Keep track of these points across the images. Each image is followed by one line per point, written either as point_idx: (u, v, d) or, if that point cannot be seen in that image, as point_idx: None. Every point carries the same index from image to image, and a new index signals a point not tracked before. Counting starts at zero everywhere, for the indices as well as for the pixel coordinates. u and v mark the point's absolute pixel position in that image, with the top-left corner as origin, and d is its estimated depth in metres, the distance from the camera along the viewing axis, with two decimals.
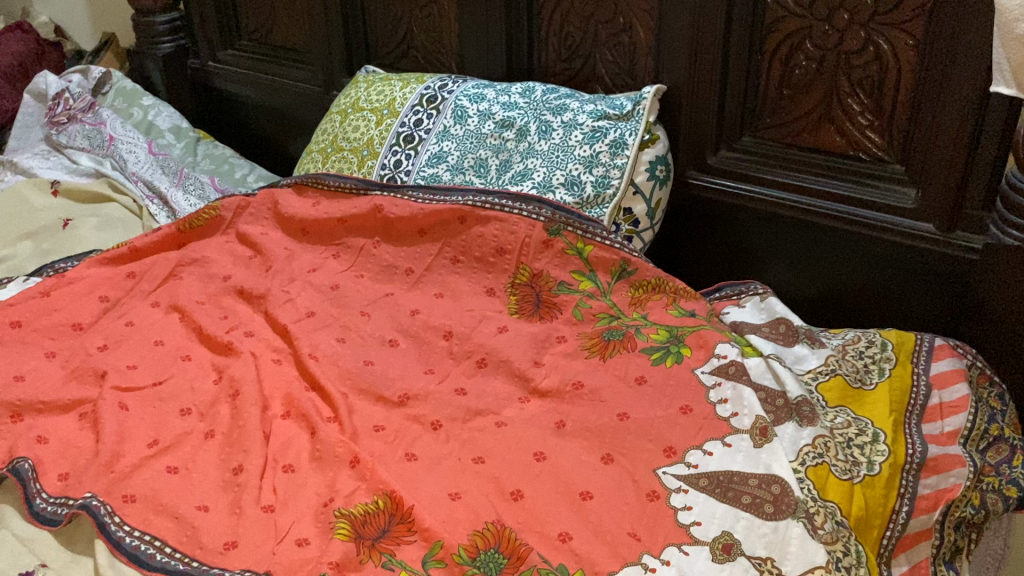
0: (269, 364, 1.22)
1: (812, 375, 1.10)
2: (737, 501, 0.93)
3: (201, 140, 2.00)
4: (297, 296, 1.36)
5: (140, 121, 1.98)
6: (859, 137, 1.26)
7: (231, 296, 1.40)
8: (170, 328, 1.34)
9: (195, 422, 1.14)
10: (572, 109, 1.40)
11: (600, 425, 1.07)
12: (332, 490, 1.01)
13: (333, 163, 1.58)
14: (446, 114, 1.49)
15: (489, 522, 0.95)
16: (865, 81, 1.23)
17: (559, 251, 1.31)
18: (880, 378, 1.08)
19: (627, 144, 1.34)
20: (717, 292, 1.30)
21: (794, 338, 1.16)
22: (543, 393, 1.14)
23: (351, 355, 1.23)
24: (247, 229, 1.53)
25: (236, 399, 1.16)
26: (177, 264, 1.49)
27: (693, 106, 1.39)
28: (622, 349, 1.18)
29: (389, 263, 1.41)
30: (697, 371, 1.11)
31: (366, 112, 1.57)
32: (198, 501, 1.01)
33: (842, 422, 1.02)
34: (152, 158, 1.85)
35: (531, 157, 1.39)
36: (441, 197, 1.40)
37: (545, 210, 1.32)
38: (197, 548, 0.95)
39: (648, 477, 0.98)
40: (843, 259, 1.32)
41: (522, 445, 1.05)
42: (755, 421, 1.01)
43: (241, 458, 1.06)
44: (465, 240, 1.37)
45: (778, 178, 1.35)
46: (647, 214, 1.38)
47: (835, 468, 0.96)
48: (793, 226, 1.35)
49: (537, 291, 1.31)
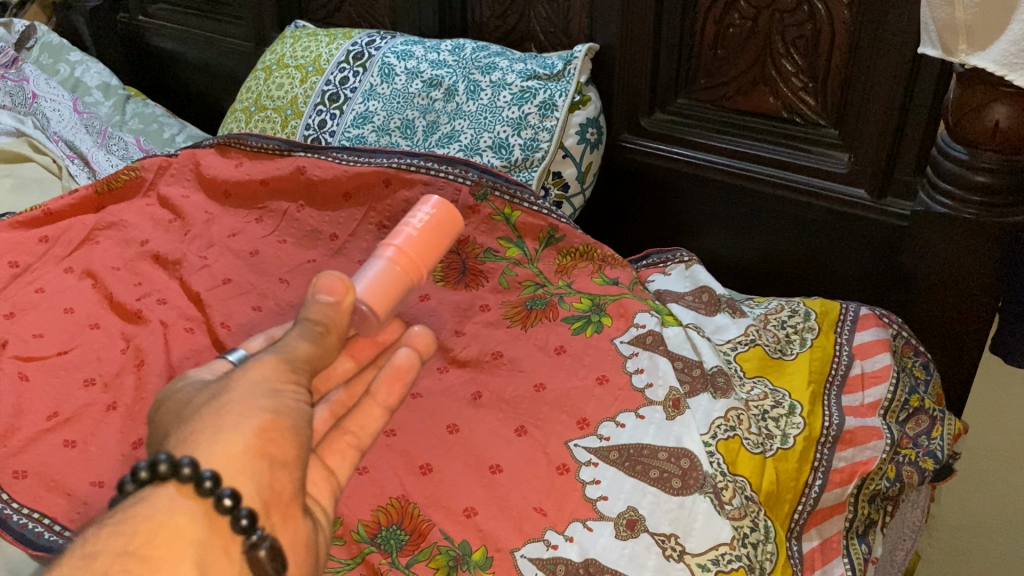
0: (180, 333, 1.17)
1: (730, 345, 1.06)
2: (646, 475, 0.90)
3: (131, 98, 1.91)
4: (214, 262, 1.32)
5: (66, 78, 1.90)
6: (793, 99, 1.23)
7: (148, 262, 1.35)
8: (81, 294, 1.28)
9: (99, 393, 1.09)
10: (501, 68, 1.35)
11: (516, 397, 1.03)
12: None
13: (257, 123, 1.54)
14: (373, 72, 1.44)
15: (394, 497, 0.92)
16: (799, 41, 1.19)
17: (486, 217, 1.27)
18: (801, 348, 1.05)
19: (557, 105, 1.30)
20: (644, 260, 1.27)
21: (716, 307, 1.13)
22: (462, 362, 1.11)
23: (266, 324, 1.19)
24: (168, 192, 1.48)
25: (141, 369, 1.12)
26: (93, 228, 1.43)
27: (626, 65, 1.35)
28: (544, 318, 1.14)
29: (312, 228, 1.36)
30: (616, 341, 1.08)
31: (290, 69, 1.52)
32: (93, 476, 0.97)
33: (758, 394, 0.99)
34: (77, 117, 1.78)
35: (458, 118, 1.34)
36: (366, 159, 1.36)
37: (472, 173, 1.28)
38: (88, 526, 0.91)
39: (560, 450, 0.95)
40: (776, 226, 1.29)
41: (435, 418, 1.02)
42: (669, 392, 0.98)
43: (142, 432, 1.02)
44: (390, 205, 1.31)
45: (712, 141, 1.32)
46: (577, 178, 1.34)
47: (746, 441, 0.93)
48: (727, 191, 1.32)
49: (462, 258, 1.26)
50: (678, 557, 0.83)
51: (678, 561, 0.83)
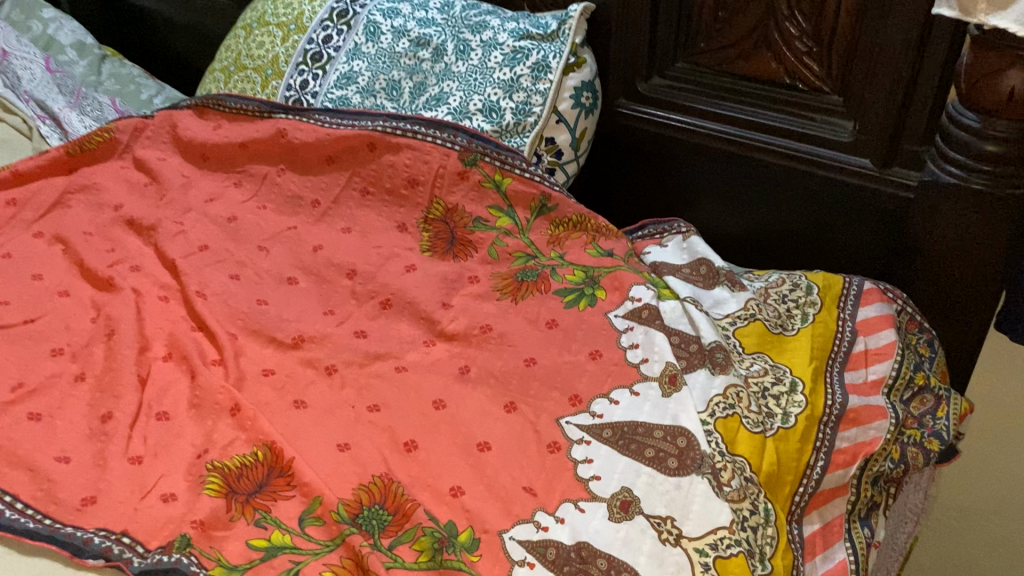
0: (154, 301, 1.12)
1: (729, 320, 1.01)
2: (640, 454, 0.86)
3: (108, 57, 1.83)
4: (191, 228, 1.26)
5: (39, 36, 1.83)
6: (796, 64, 1.17)
7: (121, 227, 1.29)
8: (51, 260, 1.23)
9: (66, 364, 1.04)
10: (492, 28, 1.29)
11: (505, 372, 0.99)
12: (209, 440, 0.93)
13: (236, 83, 1.48)
14: (358, 30, 1.37)
15: (377, 475, 0.88)
16: (804, 2, 1.13)
17: (475, 183, 1.22)
18: (803, 323, 1.01)
19: (551, 67, 1.24)
20: (640, 231, 1.21)
21: (714, 280, 1.08)
22: (449, 336, 1.06)
23: (244, 295, 1.14)
24: (144, 155, 1.42)
25: (111, 339, 1.06)
26: (64, 191, 1.36)
27: (623, 25, 1.28)
28: (535, 290, 1.10)
29: (294, 194, 1.31)
30: (610, 315, 1.04)
31: (272, 27, 1.45)
32: (58, 451, 0.92)
33: (758, 370, 0.95)
34: (49, 76, 1.70)
35: (447, 80, 1.29)
36: (349, 122, 1.30)
37: (461, 137, 1.23)
38: (51, 504, 0.86)
39: (550, 428, 0.91)
40: (774, 197, 1.25)
41: (421, 392, 0.97)
42: (666, 368, 0.94)
43: (111, 405, 0.97)
44: (375, 169, 1.27)
45: (711, 108, 1.27)
46: (571, 144, 1.28)
47: (746, 420, 0.89)
48: (725, 160, 1.27)
49: (451, 228, 1.22)
50: (674, 541, 0.79)
51: (674, 546, 0.78)
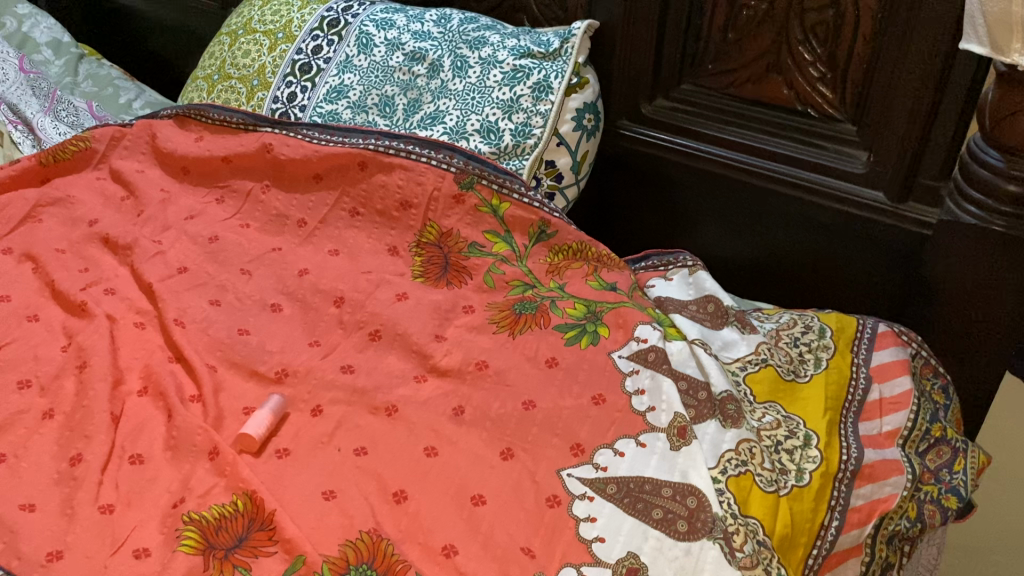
0: (129, 328, 1.05)
1: (739, 364, 0.98)
2: (647, 515, 0.81)
3: (85, 57, 1.76)
4: (169, 248, 1.20)
5: (13, 33, 1.75)
6: (808, 90, 1.12)
7: (96, 245, 1.23)
8: (20, 280, 1.16)
9: (34, 398, 0.97)
10: (491, 44, 1.23)
11: (501, 415, 0.93)
12: (185, 487, 0.86)
13: (220, 93, 1.42)
14: (349, 41, 1.32)
15: (364, 531, 0.81)
16: (819, 27, 1.07)
17: (471, 208, 1.16)
18: (816, 370, 0.97)
19: (553, 87, 1.19)
20: (643, 261, 1.19)
21: (723, 320, 1.04)
22: (442, 372, 1.00)
23: (225, 322, 1.08)
24: (121, 166, 1.36)
25: (83, 372, 1.00)
26: (36, 204, 1.29)
27: (629, 45, 1.23)
28: (534, 325, 1.05)
29: (279, 212, 1.25)
30: (614, 355, 0.99)
31: (258, 35, 1.39)
32: (22, 499, 0.85)
33: (770, 422, 0.91)
34: (23, 76, 1.62)
35: (443, 97, 1.23)
36: (340, 139, 1.24)
37: (457, 159, 1.17)
38: (14, 558, 0.79)
39: (550, 479, 0.85)
40: (783, 227, 1.20)
41: (412, 436, 0.91)
42: (674, 419, 0.90)
43: (81, 447, 0.91)
44: (365, 189, 1.21)
45: (719, 133, 1.21)
46: (572, 168, 1.23)
47: (759, 478, 0.85)
48: (732, 187, 1.22)
49: (444, 253, 1.16)
50: None
51: None
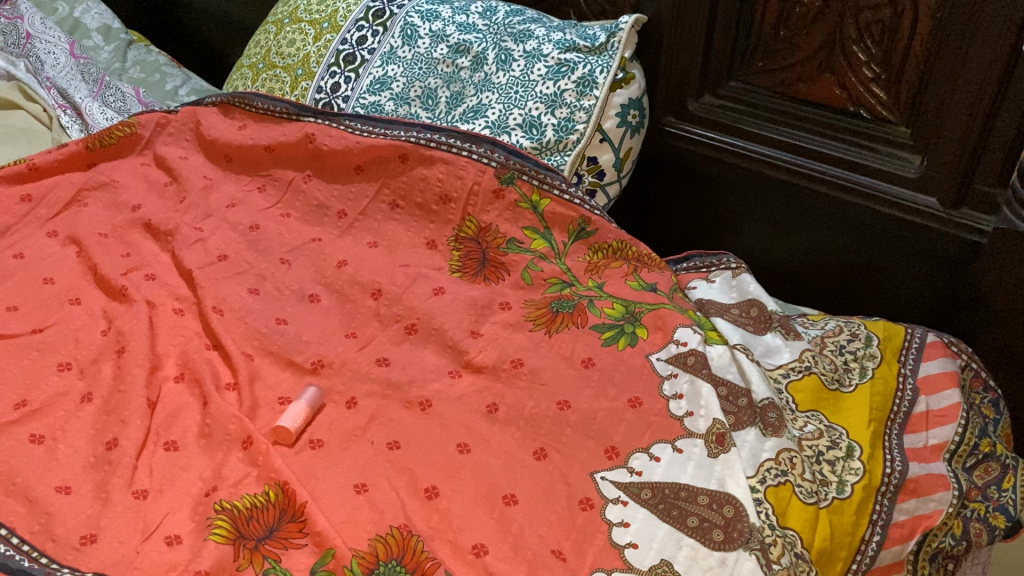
0: (168, 315, 1.06)
1: (782, 371, 0.96)
2: (682, 522, 0.79)
3: (134, 43, 1.78)
4: (211, 236, 1.20)
5: (65, 18, 1.77)
6: (861, 91, 1.08)
7: (138, 231, 1.24)
8: (63, 263, 1.17)
9: (73, 381, 0.98)
10: (536, 37, 1.21)
11: (535, 415, 0.92)
12: (218, 476, 0.86)
13: (264, 81, 1.43)
14: (394, 32, 1.31)
15: (394, 526, 0.80)
16: (874, 26, 1.04)
17: (510, 203, 1.15)
18: (861, 379, 0.95)
19: (597, 82, 1.17)
20: (685, 262, 1.18)
21: (767, 325, 1.02)
22: (476, 368, 0.99)
23: (262, 311, 1.08)
24: (166, 152, 1.37)
25: (122, 356, 1.00)
26: (81, 188, 1.31)
27: (676, 41, 1.21)
28: (570, 324, 1.03)
29: (319, 203, 1.25)
30: (652, 357, 0.98)
31: (304, 24, 1.40)
32: (59, 481, 0.86)
33: (812, 431, 0.89)
34: (73, 61, 1.65)
35: (486, 91, 1.22)
36: (381, 131, 1.24)
37: (498, 154, 1.16)
38: (48, 541, 0.80)
39: (583, 482, 0.84)
40: (828, 229, 1.17)
41: (445, 432, 0.90)
42: (712, 425, 0.88)
43: (117, 431, 0.91)
44: (405, 182, 1.21)
45: (766, 132, 1.19)
46: (614, 165, 1.21)
47: (799, 489, 0.82)
48: (777, 187, 1.19)
49: (482, 248, 1.15)
50: None
51: None
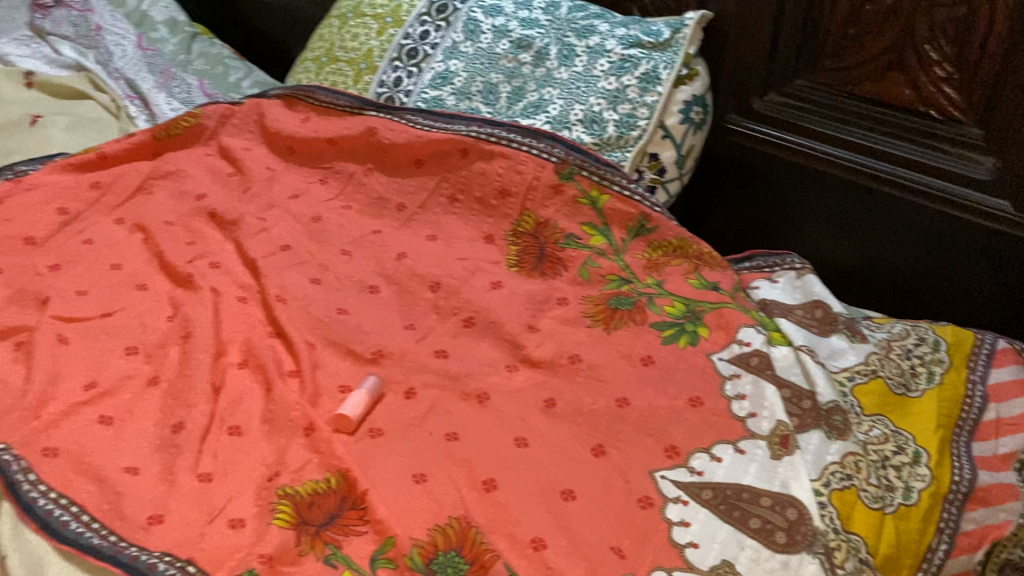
0: (232, 302, 1.08)
1: (847, 374, 0.94)
2: (744, 524, 0.79)
3: (198, 36, 1.82)
4: (274, 226, 1.22)
5: (132, 11, 1.79)
6: (933, 91, 1.06)
7: (203, 219, 1.26)
8: (131, 250, 1.20)
9: (140, 364, 1.00)
10: (600, 33, 1.21)
11: (594, 411, 0.91)
12: (280, 462, 0.87)
13: (327, 75, 1.45)
14: (457, 27, 1.32)
15: (453, 517, 0.81)
16: (948, 24, 1.01)
17: (570, 199, 1.15)
18: (928, 385, 0.93)
19: (661, 78, 1.16)
20: (748, 262, 1.16)
21: (831, 327, 1.00)
22: (534, 363, 0.99)
23: (324, 301, 1.09)
24: (229, 143, 1.39)
25: (187, 342, 1.02)
26: (148, 177, 1.34)
27: (742, 37, 1.20)
28: (630, 321, 1.03)
29: (379, 195, 1.27)
30: (714, 357, 0.97)
31: (368, 19, 1.41)
32: (126, 461, 0.88)
33: (878, 436, 0.87)
34: (140, 53, 1.70)
35: (548, 86, 1.22)
36: (442, 125, 1.24)
37: (559, 149, 1.16)
38: (117, 519, 0.82)
39: (642, 480, 0.83)
40: (894, 232, 1.15)
41: (504, 425, 0.90)
42: (776, 427, 0.87)
43: (183, 415, 0.93)
44: (465, 176, 1.21)
45: (831, 131, 1.17)
46: (676, 162, 1.20)
47: (864, 494, 0.81)
48: (842, 187, 1.18)
49: (540, 243, 1.15)
50: None
51: None
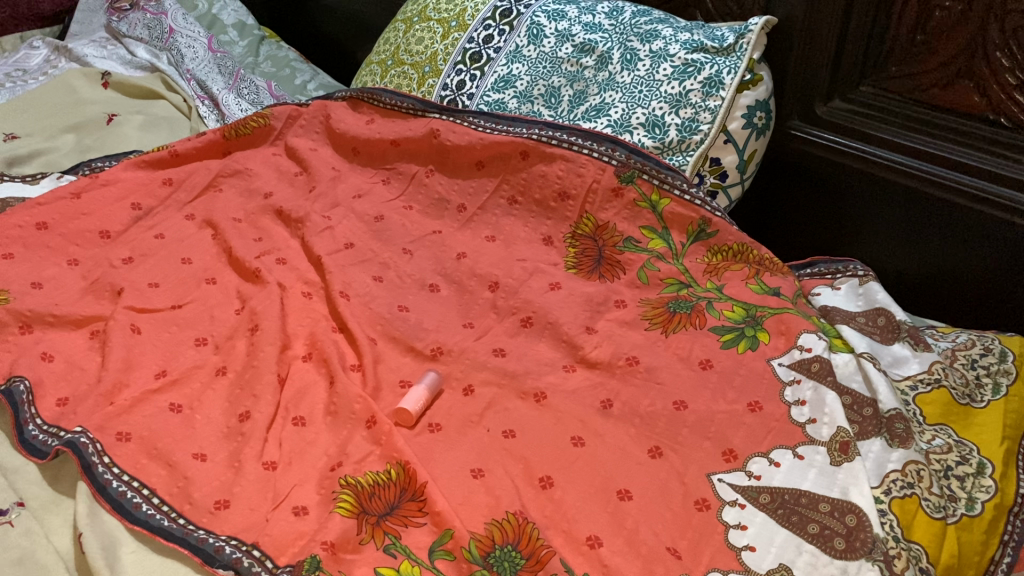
0: (298, 297, 1.10)
1: (909, 383, 0.93)
2: (802, 529, 0.78)
3: (266, 39, 1.85)
4: (338, 224, 1.25)
5: (204, 15, 1.85)
6: (1003, 98, 1.04)
7: (269, 217, 1.30)
8: (201, 245, 1.24)
9: (208, 355, 1.04)
10: (663, 37, 1.21)
11: (651, 413, 0.92)
12: (342, 452, 0.90)
13: (392, 78, 1.48)
14: (520, 31, 1.34)
15: (510, 512, 0.82)
16: (1021, 31, 0.99)
17: (629, 202, 1.16)
18: (994, 396, 0.92)
19: (724, 83, 1.15)
20: (809, 268, 1.16)
21: (894, 335, 0.99)
22: (591, 363, 1.00)
23: (386, 298, 1.12)
24: (296, 143, 1.43)
25: (254, 334, 1.05)
26: (217, 175, 1.38)
27: (807, 43, 1.19)
28: (688, 325, 1.03)
29: (441, 196, 1.29)
30: (774, 363, 0.96)
31: (432, 23, 1.44)
32: (196, 448, 0.91)
33: (941, 445, 0.86)
34: (211, 55, 1.73)
35: (610, 90, 1.23)
36: (504, 128, 1.26)
37: (619, 152, 1.16)
38: (186, 503, 0.85)
39: (699, 482, 0.84)
40: (960, 240, 1.13)
41: (561, 424, 0.91)
42: (836, 434, 0.86)
43: (249, 405, 0.96)
44: (526, 178, 1.23)
45: (898, 138, 1.15)
46: (737, 166, 1.21)
47: (926, 503, 0.80)
48: (908, 194, 1.16)
49: (599, 245, 1.16)
50: None
51: None
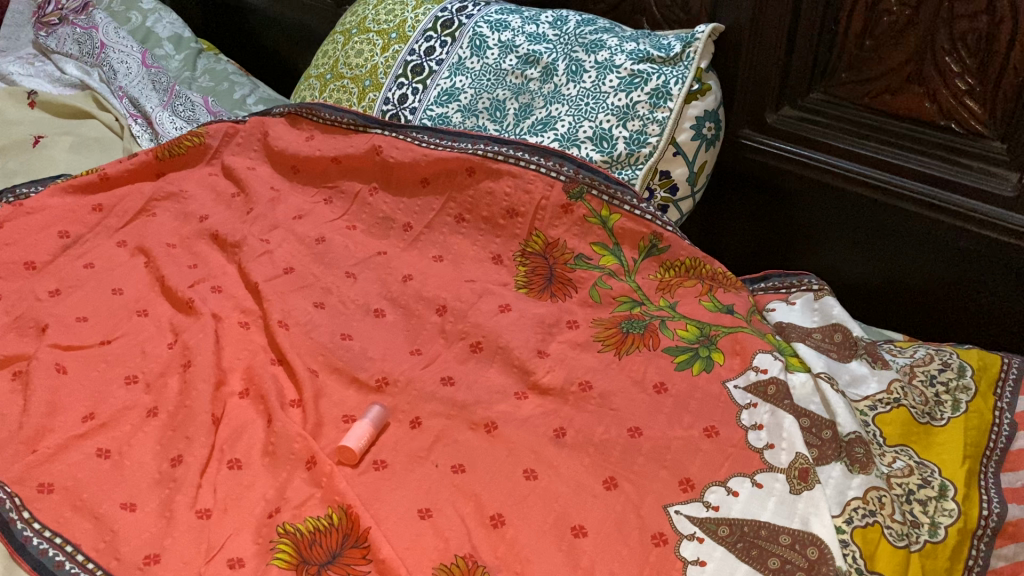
0: (234, 328, 1.05)
1: (868, 403, 0.91)
2: (763, 564, 0.75)
3: (203, 52, 1.81)
4: (277, 248, 1.20)
5: (137, 27, 1.78)
6: (954, 104, 1.02)
7: (205, 241, 1.24)
8: (132, 274, 1.18)
9: (139, 394, 0.98)
10: (608, 47, 1.18)
11: (605, 441, 0.88)
12: (282, 497, 0.85)
13: (331, 91, 1.43)
14: (463, 43, 1.30)
15: (459, 556, 0.77)
16: (970, 36, 0.97)
17: (579, 218, 1.12)
18: (954, 413, 0.90)
19: (672, 94, 1.12)
20: (764, 282, 1.14)
21: (851, 352, 0.97)
22: (544, 390, 0.96)
23: (328, 326, 1.07)
24: (232, 161, 1.38)
25: (187, 370, 0.99)
26: (150, 198, 1.32)
27: (757, 50, 1.17)
28: (641, 346, 1.00)
29: (385, 215, 1.25)
30: (729, 385, 0.93)
31: (372, 34, 1.40)
32: (125, 498, 0.85)
33: (902, 468, 0.84)
34: (144, 70, 1.66)
35: (556, 102, 1.19)
36: (448, 143, 1.22)
37: (567, 167, 1.13)
38: (113, 559, 0.79)
39: (655, 515, 0.80)
40: (916, 249, 1.11)
41: (512, 457, 0.87)
42: (795, 459, 0.83)
43: (182, 448, 0.90)
44: (472, 196, 1.19)
45: (850, 147, 1.13)
46: (688, 179, 1.18)
47: (888, 531, 0.78)
48: (861, 203, 1.14)
49: (549, 263, 1.12)
50: None
51: None
